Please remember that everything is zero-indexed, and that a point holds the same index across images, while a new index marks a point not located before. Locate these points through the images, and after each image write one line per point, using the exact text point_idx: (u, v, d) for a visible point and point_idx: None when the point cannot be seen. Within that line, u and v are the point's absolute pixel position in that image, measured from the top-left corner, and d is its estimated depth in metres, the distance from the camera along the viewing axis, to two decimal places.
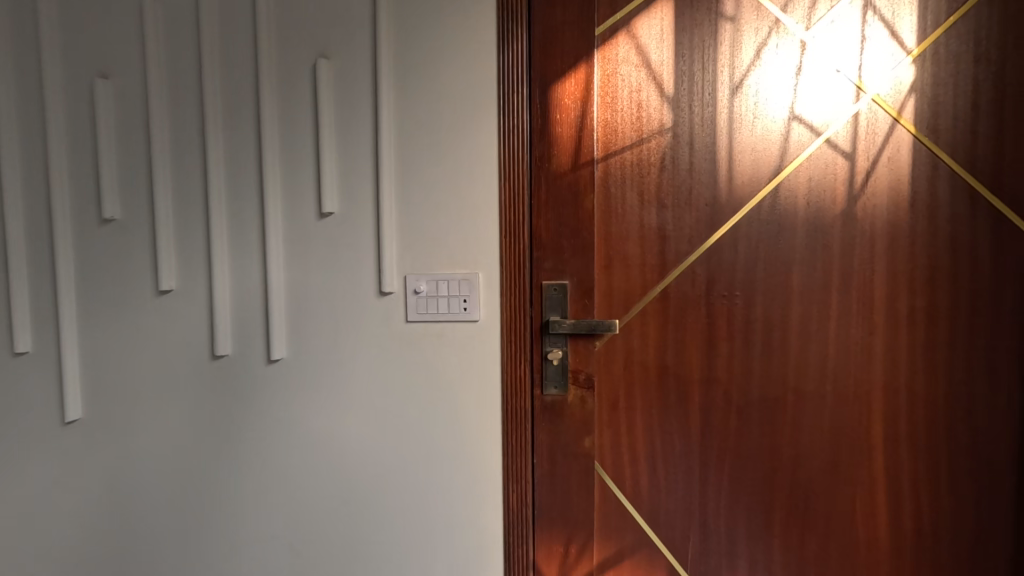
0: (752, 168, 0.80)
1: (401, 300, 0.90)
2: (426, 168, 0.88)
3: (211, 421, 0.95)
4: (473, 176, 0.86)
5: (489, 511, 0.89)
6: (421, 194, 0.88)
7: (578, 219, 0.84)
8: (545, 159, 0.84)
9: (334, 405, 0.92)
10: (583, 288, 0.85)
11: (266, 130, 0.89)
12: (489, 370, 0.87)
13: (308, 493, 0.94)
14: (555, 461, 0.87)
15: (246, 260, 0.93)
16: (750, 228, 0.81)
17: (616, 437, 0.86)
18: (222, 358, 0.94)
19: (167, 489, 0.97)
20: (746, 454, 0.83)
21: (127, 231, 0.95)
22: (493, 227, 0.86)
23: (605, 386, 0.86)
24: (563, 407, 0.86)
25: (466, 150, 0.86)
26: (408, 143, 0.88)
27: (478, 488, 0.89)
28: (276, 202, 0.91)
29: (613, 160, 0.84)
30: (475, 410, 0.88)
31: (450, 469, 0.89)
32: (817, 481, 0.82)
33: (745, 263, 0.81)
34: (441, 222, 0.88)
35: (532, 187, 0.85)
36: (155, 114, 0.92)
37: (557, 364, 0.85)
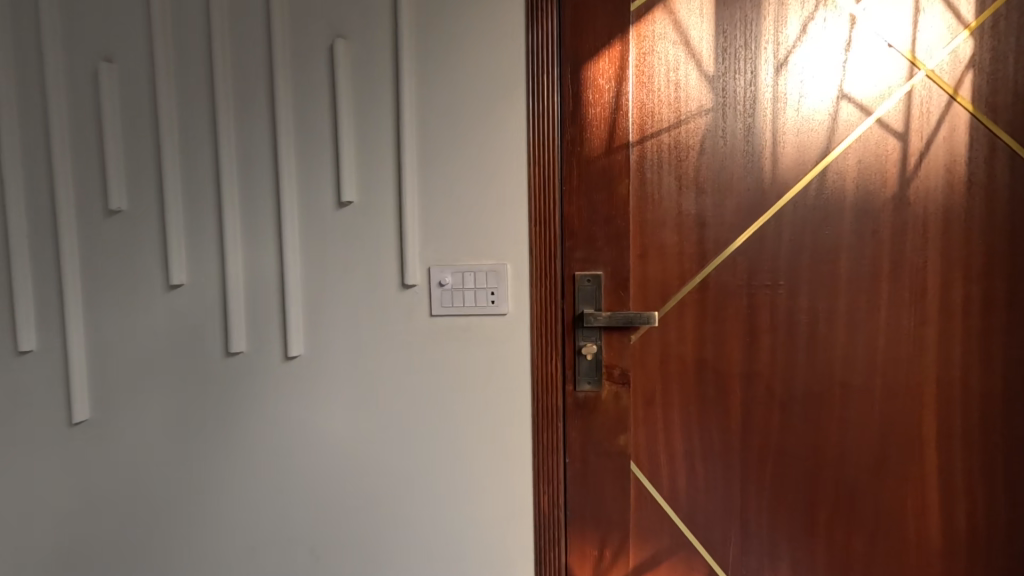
0: (797, 151, 0.76)
1: (425, 293, 0.85)
2: (449, 154, 0.83)
3: (226, 420, 0.91)
4: (500, 161, 0.82)
5: (519, 512, 0.85)
6: (445, 181, 0.83)
7: (612, 206, 0.80)
8: (577, 143, 0.80)
9: (354, 404, 0.88)
10: (618, 278, 0.81)
11: (281, 115, 0.85)
12: (518, 365, 0.84)
13: (327, 496, 0.90)
14: (588, 460, 0.83)
15: (260, 253, 0.88)
16: (795, 213, 0.77)
17: (653, 434, 0.82)
18: (235, 355, 0.90)
19: (181, 492, 0.93)
20: (789, 452, 0.80)
21: (135, 223, 0.91)
22: (521, 215, 0.82)
23: (640, 381, 0.82)
24: (597, 404, 0.82)
25: (492, 134, 0.82)
26: (430, 127, 0.83)
27: (507, 488, 0.85)
28: (292, 191, 0.86)
29: (649, 144, 0.79)
30: (504, 408, 0.84)
31: (477, 469, 0.86)
32: (864, 480, 0.78)
33: (789, 251, 0.77)
34: (466, 210, 0.83)
35: (564, 172, 0.80)
36: (162, 100, 0.87)
37: (590, 358, 0.81)
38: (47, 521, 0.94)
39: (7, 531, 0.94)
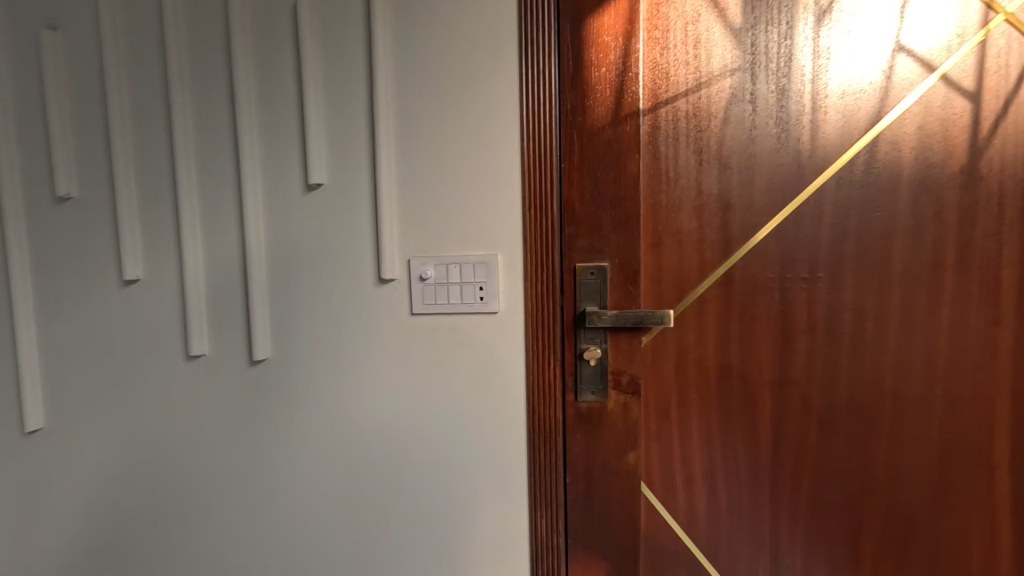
0: (842, 116, 0.64)
1: (405, 289, 0.75)
2: (431, 127, 0.72)
3: (197, 434, 0.82)
4: (490, 135, 0.71)
5: (515, 536, 0.75)
6: (426, 160, 0.73)
7: (619, 186, 0.68)
8: (577, 112, 0.68)
9: (329, 414, 0.79)
10: (626, 271, 0.69)
11: (240, 86, 0.74)
12: (511, 370, 0.73)
13: (303, 516, 0.80)
14: (592, 481, 0.72)
15: (222, 243, 0.78)
16: (839, 191, 0.65)
17: (668, 451, 0.71)
18: (197, 357, 0.81)
19: (148, 510, 0.84)
20: (830, 474, 0.68)
21: (86, 211, 0.81)
22: (514, 197, 0.71)
23: (652, 390, 0.71)
24: (602, 416, 0.71)
25: (481, 103, 0.71)
26: (409, 96, 0.72)
27: (503, 509, 0.75)
28: (255, 173, 0.76)
29: (663, 112, 0.67)
30: (496, 419, 0.74)
31: (467, 489, 0.75)
32: (920, 507, 0.66)
33: (831, 236, 0.65)
34: (451, 192, 0.72)
35: (562, 147, 0.69)
36: (108, 71, 0.77)
37: (594, 364, 0.70)
38: (5, 541, 0.86)
39: None
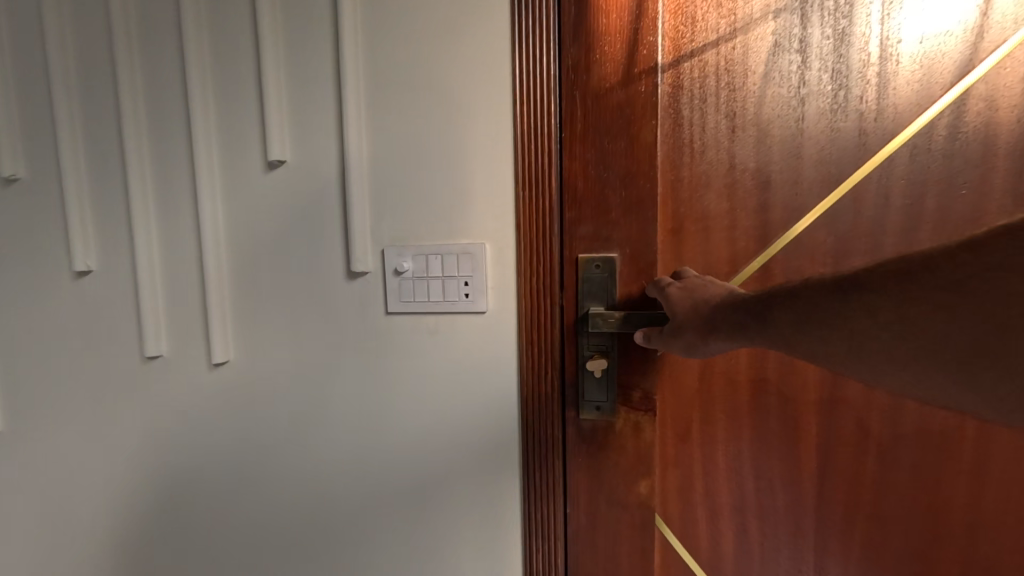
0: (923, 66, 0.50)
1: (380, 283, 0.64)
2: (407, 92, 0.61)
3: (152, 453, 0.73)
4: (476, 100, 0.59)
5: (509, 568, 0.64)
6: (401, 131, 0.62)
7: (632, 159, 0.56)
8: (579, 68, 0.56)
9: (300, 429, 0.69)
10: (639, 263, 0.57)
11: (191, 50, 0.65)
12: (502, 379, 0.62)
13: (270, 545, 0.72)
14: (596, 515, 0.60)
15: (179, 229, 0.69)
16: (914, 163, 0.51)
17: (687, 480, 0.59)
18: (154, 358, 0.72)
19: (105, 525, 0.75)
20: (889, 517, 0.56)
21: (33, 194, 0.73)
22: (505, 175, 0.59)
23: (668, 407, 0.59)
24: (608, 437, 0.59)
25: (464, 63, 0.59)
26: (383, 56, 0.61)
27: (495, 535, 0.64)
28: (212, 151, 0.67)
29: (687, 66, 0.55)
30: (485, 439, 0.64)
31: (453, 517, 0.66)
32: (1003, 556, 0.55)
33: (903, 220, 0.52)
34: (430, 170, 0.61)
35: (562, 112, 0.57)
36: (50, 36, 0.69)
37: (599, 376, 0.58)
38: None
39: None
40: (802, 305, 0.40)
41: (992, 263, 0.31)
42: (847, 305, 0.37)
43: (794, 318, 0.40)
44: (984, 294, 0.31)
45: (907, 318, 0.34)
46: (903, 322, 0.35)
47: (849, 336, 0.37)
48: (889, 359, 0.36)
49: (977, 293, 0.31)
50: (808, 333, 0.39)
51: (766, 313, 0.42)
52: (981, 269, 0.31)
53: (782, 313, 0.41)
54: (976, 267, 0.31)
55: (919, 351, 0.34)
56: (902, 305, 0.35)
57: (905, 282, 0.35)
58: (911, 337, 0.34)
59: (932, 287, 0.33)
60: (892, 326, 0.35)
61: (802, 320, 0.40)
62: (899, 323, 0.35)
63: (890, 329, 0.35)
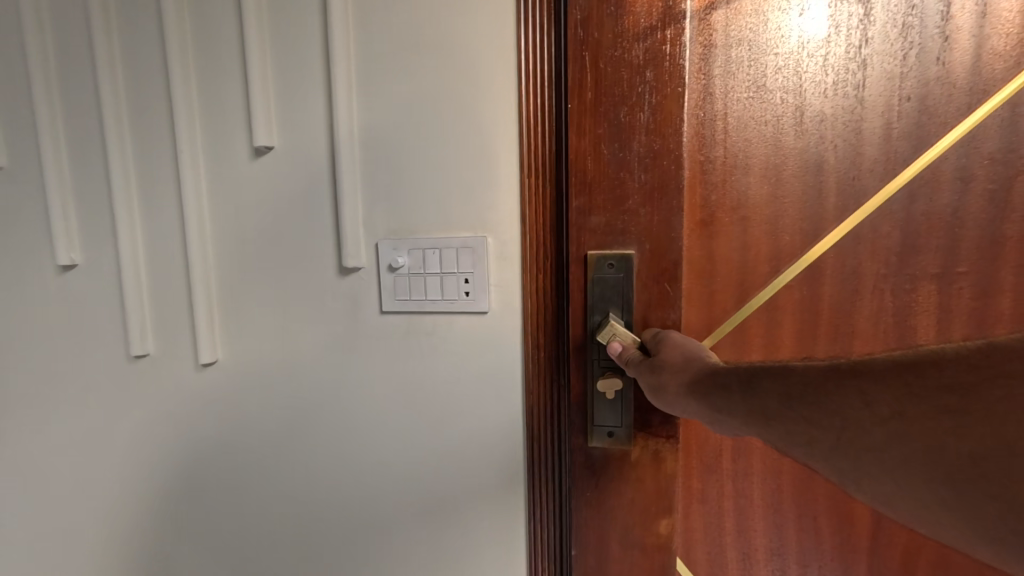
0: (1009, 26, 0.46)
1: (374, 281, 0.59)
2: (401, 60, 0.54)
3: (138, 460, 0.69)
4: (479, 69, 0.52)
5: None
6: (394, 104, 0.55)
7: (656, 136, 0.48)
8: (588, 24, 0.48)
9: (295, 444, 0.64)
10: (661, 262, 0.50)
11: (170, 27, 0.60)
12: (507, 390, 0.56)
13: (261, 557, 0.67)
14: (608, 559, 0.54)
15: (163, 220, 0.65)
16: (994, 140, 0.47)
17: (715, 518, 0.56)
18: (141, 359, 0.67)
19: (96, 532, 0.72)
20: (952, 568, 0.54)
21: (16, 184, 0.69)
22: (511, 157, 0.52)
23: (694, 434, 0.55)
24: (622, 465, 0.52)
25: (464, 25, 0.52)
26: (373, 17, 0.55)
27: (498, 557, 0.59)
28: (194, 139, 0.62)
29: (721, 17, 0.49)
30: (489, 456, 0.58)
31: (453, 536, 0.60)
32: None
33: (978, 213, 0.48)
34: (428, 151, 0.55)
35: (569, 78, 0.49)
36: (24, 11, 0.64)
37: (612, 398, 0.51)
38: None
39: None
40: (794, 381, 0.33)
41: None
42: (836, 388, 0.30)
43: (781, 392, 0.33)
44: (1002, 403, 0.23)
45: (906, 416, 0.26)
46: (899, 421, 0.27)
47: (836, 429, 0.29)
48: (877, 463, 0.27)
49: (991, 402, 0.24)
50: (790, 409, 0.32)
51: (755, 382, 0.35)
52: (1002, 371, 0.24)
53: (771, 384, 0.34)
54: (1010, 370, 0.24)
55: (916, 464, 0.25)
56: (899, 398, 0.27)
57: (909, 375, 0.27)
58: (907, 441, 0.26)
59: (935, 386, 0.26)
60: (887, 422, 0.27)
61: (789, 396, 0.32)
62: (893, 422, 0.27)
63: (884, 426, 0.27)
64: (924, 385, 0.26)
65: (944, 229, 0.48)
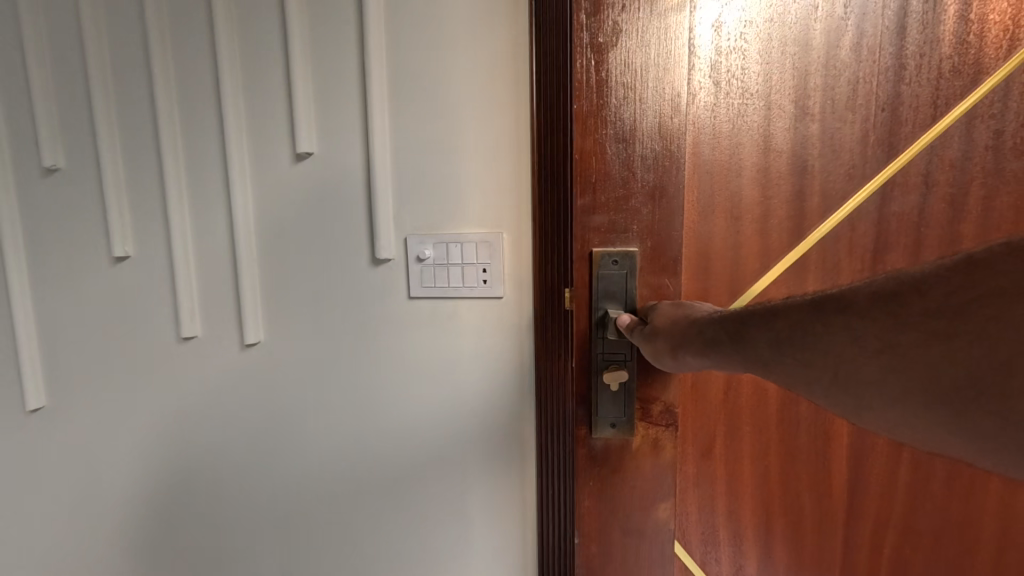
0: (953, 57, 0.54)
1: (401, 269, 0.67)
2: (426, 84, 0.64)
3: (186, 432, 0.77)
4: (494, 96, 0.63)
5: (519, 533, 0.71)
6: (422, 123, 0.64)
7: (663, 139, 0.54)
8: (593, 26, 0.52)
9: (335, 419, 0.73)
10: (662, 256, 0.56)
11: (220, 39, 0.66)
12: (517, 360, 0.68)
13: (299, 517, 0.76)
14: (610, 536, 0.60)
15: (210, 211, 0.72)
16: (946, 151, 0.55)
17: (708, 496, 0.61)
18: (190, 340, 0.75)
19: (147, 498, 0.79)
20: (920, 522, 0.62)
21: (77, 184, 0.76)
22: (521, 168, 0.63)
23: (690, 422, 0.61)
24: (625, 453, 0.59)
25: (481, 57, 0.62)
26: (402, 43, 0.63)
27: (509, 500, 0.70)
28: (241, 141, 0.69)
29: (722, 14, 0.54)
30: (508, 421, 0.69)
31: (472, 487, 0.71)
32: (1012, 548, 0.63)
33: (936, 214, 0.56)
34: (451, 163, 0.64)
35: (577, 78, 0.53)
36: (87, 27, 0.71)
37: (616, 390, 0.57)
38: (12, 524, 0.83)
39: None
40: (781, 326, 0.36)
41: (1000, 291, 0.26)
42: (826, 328, 0.33)
43: (771, 338, 0.37)
44: (985, 323, 0.26)
45: (896, 348, 0.30)
46: (891, 351, 0.30)
47: (833, 365, 0.33)
48: (876, 393, 0.31)
49: (974, 325, 0.26)
50: (783, 354, 0.36)
51: (743, 332, 0.39)
52: (982, 293, 0.27)
53: (758, 333, 0.38)
54: (988, 291, 0.26)
55: (916, 390, 0.29)
56: (888, 331, 0.30)
57: (892, 307, 0.30)
58: (902, 371, 0.29)
59: (921, 314, 0.29)
60: (880, 355, 0.30)
61: (779, 342, 0.36)
62: (886, 354, 0.30)
63: (879, 360, 0.30)
64: (910, 316, 0.29)
65: (911, 230, 0.56)
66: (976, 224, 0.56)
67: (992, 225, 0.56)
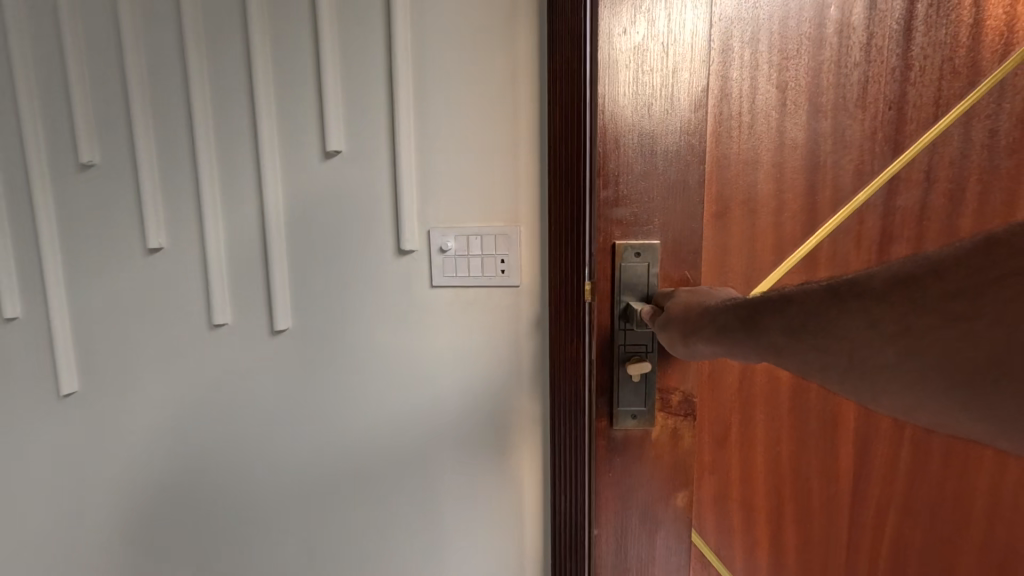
0: (946, 64, 0.58)
1: (424, 259, 0.76)
2: (445, 95, 0.72)
3: (213, 413, 0.82)
4: (505, 106, 0.72)
5: (529, 494, 0.80)
6: (441, 130, 0.73)
7: (687, 135, 0.57)
8: (617, 27, 0.54)
9: (365, 395, 0.80)
10: (684, 248, 0.58)
11: (255, 48, 0.73)
12: (528, 339, 0.77)
13: (330, 488, 0.83)
14: (626, 521, 0.62)
15: (239, 202, 0.77)
16: (942, 150, 0.59)
17: (724, 482, 0.64)
18: (219, 327, 0.80)
19: (181, 477, 0.84)
20: (918, 498, 0.66)
21: (113, 179, 0.79)
22: (530, 169, 0.73)
23: (707, 412, 0.63)
24: (644, 445, 0.61)
25: (493, 73, 0.72)
26: (424, 59, 0.72)
27: (517, 464, 0.79)
28: (273, 138, 0.75)
29: (739, 21, 0.56)
30: (513, 392, 0.78)
31: (488, 452, 0.80)
32: (998, 522, 0.67)
33: (931, 208, 0.60)
34: (467, 165, 0.73)
35: (603, 79, 0.55)
36: (126, 30, 0.74)
37: (636, 380, 0.58)
38: (42, 507, 0.86)
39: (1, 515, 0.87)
40: (794, 314, 0.38)
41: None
42: (844, 314, 0.34)
43: (784, 326, 0.38)
44: (1008, 304, 0.27)
45: (915, 331, 0.31)
46: (908, 335, 0.31)
47: (849, 350, 0.34)
48: (894, 376, 0.32)
49: (996, 306, 0.27)
50: (798, 341, 0.37)
51: (757, 320, 0.41)
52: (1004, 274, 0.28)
53: (771, 322, 0.39)
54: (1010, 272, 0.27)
55: (935, 373, 0.30)
56: (907, 315, 0.31)
57: (910, 292, 0.31)
58: (922, 354, 0.30)
59: (940, 297, 0.30)
60: (897, 339, 0.31)
61: (794, 330, 0.37)
62: (904, 337, 0.31)
63: (896, 344, 0.31)
64: (929, 300, 0.30)
65: (913, 223, 0.60)
66: (973, 218, 0.60)
67: (984, 219, 0.60)
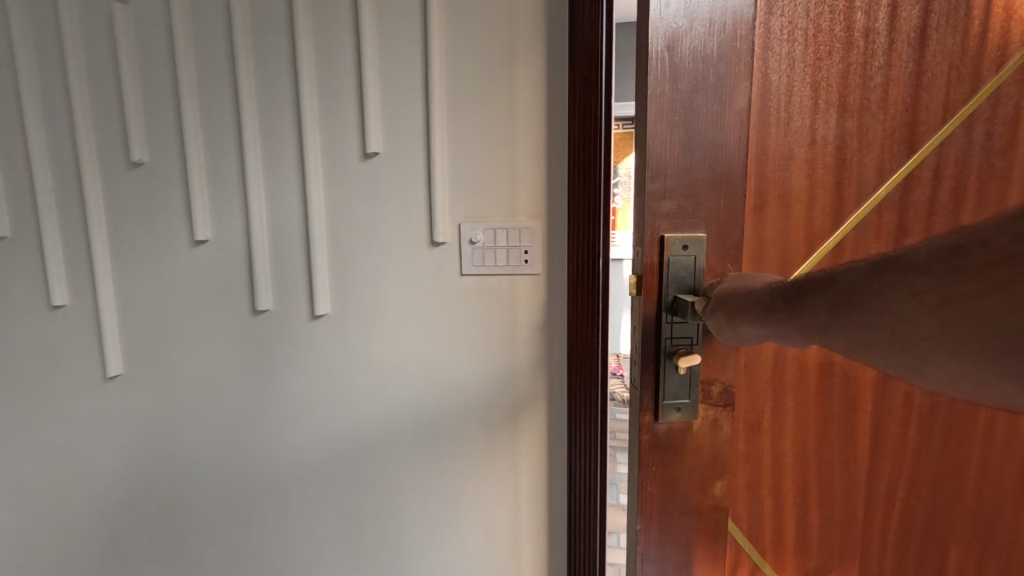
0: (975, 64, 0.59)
1: (455, 251, 0.80)
2: (475, 98, 0.77)
3: (259, 396, 0.86)
4: (533, 110, 0.76)
5: (552, 475, 0.83)
6: (472, 131, 0.77)
7: (726, 130, 0.58)
8: (667, 20, 0.55)
9: (399, 377, 0.84)
10: (723, 241, 0.60)
11: (302, 53, 0.76)
12: (551, 327, 0.80)
13: (362, 467, 0.86)
14: (667, 508, 0.63)
15: (284, 196, 0.80)
16: (958, 147, 0.60)
17: (756, 470, 0.65)
18: (263, 313, 0.83)
19: (221, 457, 0.88)
20: (919, 483, 0.66)
21: (160, 174, 0.82)
22: (557, 168, 0.77)
23: (744, 402, 0.64)
24: (686, 437, 0.62)
25: (520, 79, 0.76)
26: (456, 65, 0.76)
27: (539, 444, 0.83)
28: (315, 135, 0.78)
29: (777, 24, 0.57)
30: (537, 377, 0.82)
31: (512, 434, 0.83)
32: (1003, 509, 0.67)
33: (954, 203, 0.60)
34: (495, 163, 0.77)
35: (654, 71, 0.56)
36: (177, 31, 0.78)
37: (682, 373, 0.60)
38: (89, 485, 0.90)
39: (49, 493, 0.91)
40: (837, 291, 0.39)
41: None
42: (886, 288, 0.36)
43: (827, 303, 0.40)
44: None
45: (954, 300, 0.32)
46: (948, 306, 0.32)
47: (890, 324, 0.35)
48: (934, 348, 0.33)
49: None
50: (840, 317, 0.39)
51: (800, 297, 0.43)
52: None
53: (814, 299, 0.41)
54: None
55: (973, 342, 0.31)
56: (947, 286, 0.32)
57: (950, 263, 0.32)
58: (960, 324, 0.32)
59: (977, 266, 0.31)
60: (935, 310, 0.33)
61: (835, 306, 0.39)
62: (943, 308, 0.32)
63: (936, 315, 0.33)
64: (966, 269, 0.31)
65: (923, 218, 0.61)
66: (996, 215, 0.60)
67: None
